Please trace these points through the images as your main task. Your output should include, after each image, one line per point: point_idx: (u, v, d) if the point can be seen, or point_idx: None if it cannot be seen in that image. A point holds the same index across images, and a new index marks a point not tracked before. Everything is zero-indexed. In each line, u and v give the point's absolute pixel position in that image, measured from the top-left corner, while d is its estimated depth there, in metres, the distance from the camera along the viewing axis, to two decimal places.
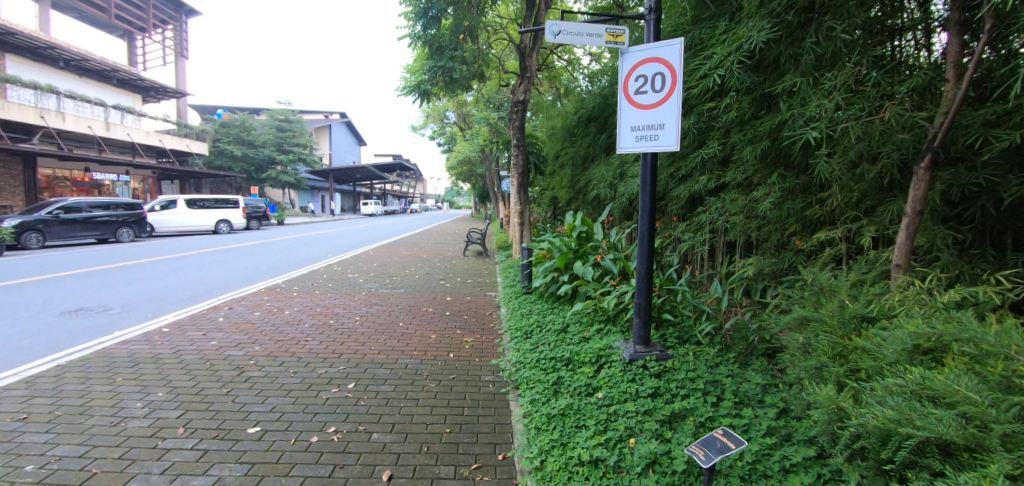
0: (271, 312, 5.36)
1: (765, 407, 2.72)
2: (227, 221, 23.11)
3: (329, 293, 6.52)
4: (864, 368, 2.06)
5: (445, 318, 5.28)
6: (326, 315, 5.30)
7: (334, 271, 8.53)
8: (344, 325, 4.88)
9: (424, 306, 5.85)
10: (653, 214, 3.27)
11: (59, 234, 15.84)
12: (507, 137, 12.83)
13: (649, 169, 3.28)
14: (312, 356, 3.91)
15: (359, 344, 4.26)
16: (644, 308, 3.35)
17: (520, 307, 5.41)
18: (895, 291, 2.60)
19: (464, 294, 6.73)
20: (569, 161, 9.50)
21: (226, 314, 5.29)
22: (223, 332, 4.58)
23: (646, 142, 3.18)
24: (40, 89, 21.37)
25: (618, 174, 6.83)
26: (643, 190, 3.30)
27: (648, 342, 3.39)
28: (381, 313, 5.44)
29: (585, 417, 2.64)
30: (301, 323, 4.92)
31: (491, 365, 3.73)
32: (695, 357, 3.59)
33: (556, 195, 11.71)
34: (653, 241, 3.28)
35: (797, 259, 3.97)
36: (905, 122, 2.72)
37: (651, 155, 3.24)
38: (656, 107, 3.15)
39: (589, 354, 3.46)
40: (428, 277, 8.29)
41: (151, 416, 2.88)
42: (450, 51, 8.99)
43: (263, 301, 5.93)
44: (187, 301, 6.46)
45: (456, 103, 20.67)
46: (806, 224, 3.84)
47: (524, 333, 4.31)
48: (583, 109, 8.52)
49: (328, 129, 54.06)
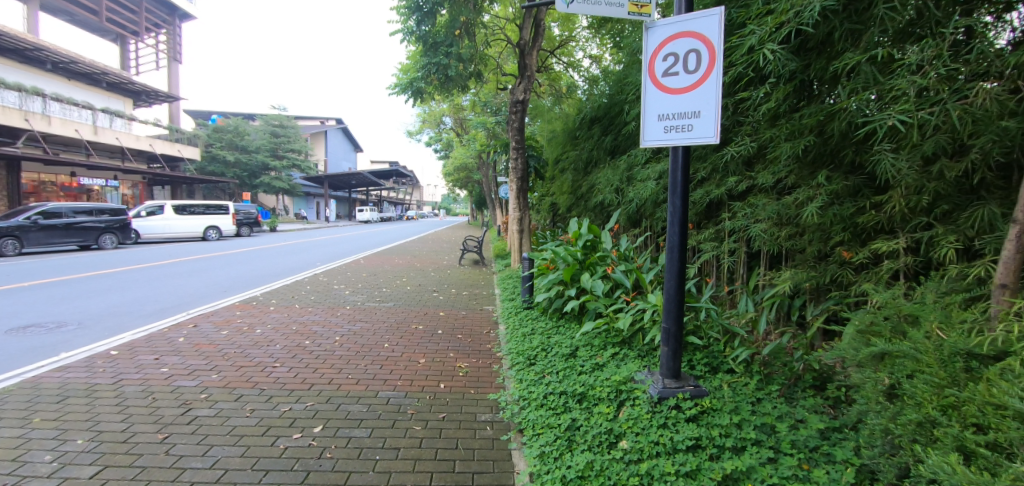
0: (241, 331, 4.74)
1: (835, 465, 2.14)
2: (216, 228, 22.40)
3: (310, 308, 5.90)
4: (1009, 437, 1.48)
5: (437, 337, 4.69)
6: (303, 334, 4.68)
7: (319, 282, 7.91)
8: (321, 347, 4.27)
9: (413, 323, 5.24)
10: (684, 223, 2.70)
11: (37, 240, 15.16)
12: (505, 140, 12.33)
13: (681, 165, 2.70)
14: (277, 388, 3.30)
15: (335, 371, 3.67)
16: (669, 338, 2.77)
17: (522, 325, 4.80)
18: (1007, 320, 2.03)
19: (458, 309, 6.12)
20: (570, 166, 8.99)
21: (188, 333, 4.65)
22: (179, 357, 3.96)
23: (678, 134, 2.63)
24: (24, 91, 20.70)
25: (626, 178, 6.26)
26: (672, 191, 2.72)
27: (679, 376, 2.79)
28: (365, 331, 4.83)
29: (610, 482, 2.06)
30: (272, 344, 4.30)
31: (488, 401, 3.13)
32: (733, 392, 3.01)
33: (556, 202, 11.14)
34: (685, 256, 2.69)
35: (843, 273, 3.42)
36: (1007, 106, 2.18)
37: (682, 150, 2.68)
38: (689, 92, 2.60)
39: (606, 389, 2.87)
40: (421, 288, 7.68)
41: (55, 477, 2.27)
42: (446, 48, 8.44)
43: (233, 317, 5.29)
44: (151, 316, 5.80)
45: (453, 107, 20.21)
46: (858, 234, 3.28)
47: (527, 359, 3.71)
48: (587, 109, 7.99)
49: (323, 135, 53.52)
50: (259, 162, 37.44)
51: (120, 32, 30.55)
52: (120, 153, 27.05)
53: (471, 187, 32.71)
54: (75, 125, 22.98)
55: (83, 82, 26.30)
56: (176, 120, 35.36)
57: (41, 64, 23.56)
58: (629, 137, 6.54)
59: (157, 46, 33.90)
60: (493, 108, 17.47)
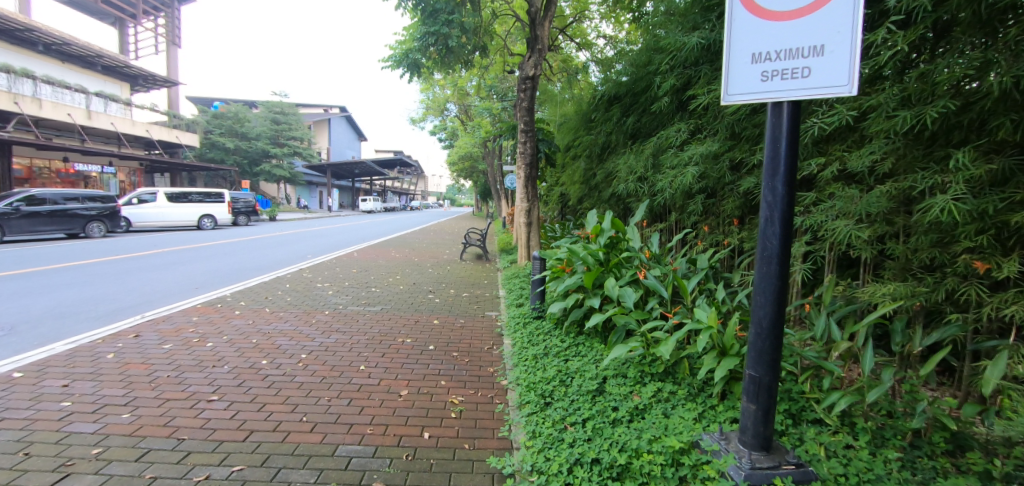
0: (187, 345, 3.86)
1: None
2: (211, 216, 21.58)
3: (281, 312, 5.03)
4: None
5: (427, 356, 3.78)
6: (263, 350, 3.81)
7: (302, 279, 7.04)
8: (278, 370, 3.36)
9: (400, 335, 4.34)
10: (789, 218, 1.75)
11: (21, 227, 14.41)
12: (512, 124, 11.34)
13: (788, 130, 1.74)
14: (204, 439, 2.43)
15: (289, 409, 2.78)
16: (758, 392, 1.83)
17: (531, 343, 3.88)
18: None
19: (456, 316, 5.21)
20: (583, 152, 8.03)
21: (121, 348, 3.79)
22: (95, 384, 3.10)
23: (784, 83, 1.71)
24: (13, 73, 19.81)
25: (654, 163, 5.29)
26: (772, 169, 1.77)
27: (770, 446, 1.88)
28: (340, 346, 3.95)
29: None
30: (219, 365, 3.42)
31: (487, 466, 2.23)
32: (837, 465, 2.12)
33: (567, 193, 10.17)
34: (787, 270, 1.75)
35: (977, 290, 2.51)
36: None
37: (788, 106, 1.74)
38: (806, 14, 1.66)
39: (660, 460, 1.99)
40: (416, 288, 6.77)
41: None
42: (446, 16, 7.40)
43: (186, 325, 4.42)
44: (96, 321, 4.93)
45: (457, 93, 19.14)
46: (1003, 238, 2.37)
47: (541, 396, 2.80)
48: (606, 87, 6.97)
49: (327, 123, 52.69)
50: (259, 150, 36.49)
51: (118, 14, 29.52)
52: (116, 139, 26.35)
53: (476, 178, 31.78)
54: (67, 109, 22.12)
55: (77, 64, 25.34)
56: (175, 105, 34.43)
57: (33, 46, 22.66)
58: (659, 116, 5.55)
59: (156, 29, 32.88)
60: (499, 93, 16.53)
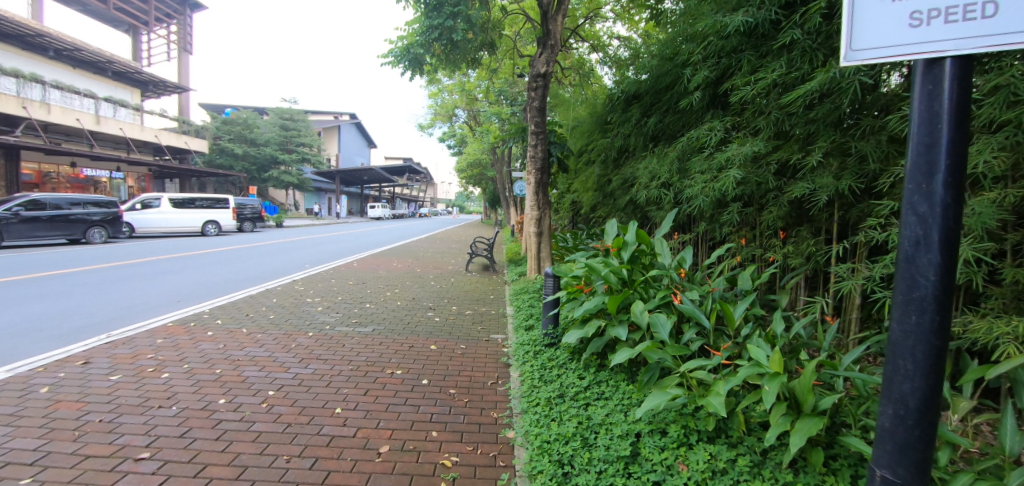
0: (139, 376, 3.28)
1: None
2: (215, 223, 21.29)
3: (259, 333, 4.45)
4: None
5: (418, 394, 3.17)
6: (225, 383, 3.21)
7: (291, 293, 6.46)
8: (236, 413, 2.77)
9: (389, 364, 3.73)
10: (955, 241, 1.11)
11: (20, 233, 14.05)
12: (522, 127, 10.76)
13: (951, 104, 1.10)
14: None
15: (234, 475, 2.16)
16: None
17: (543, 379, 3.26)
18: None
19: (455, 339, 4.60)
20: (598, 157, 7.41)
21: (59, 380, 3.21)
22: (8, 431, 2.52)
23: (949, 27, 1.07)
24: (22, 78, 19.69)
25: (680, 167, 4.65)
26: (922, 166, 1.14)
27: None
28: (316, 379, 3.35)
29: None
30: (167, 406, 2.84)
31: None
32: None
33: (579, 200, 9.56)
34: (951, 323, 1.12)
35: None
36: None
37: (953, 64, 1.10)
38: None
39: None
40: (414, 304, 6.18)
41: None
42: (451, 8, 6.84)
43: (147, 350, 3.85)
44: (53, 340, 4.39)
45: (466, 98, 18.67)
46: None
47: (558, 463, 2.18)
48: (623, 85, 6.36)
49: (336, 130, 52.74)
50: (267, 156, 36.41)
51: (130, 21, 29.54)
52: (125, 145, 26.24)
53: (484, 186, 31.30)
54: (75, 114, 21.95)
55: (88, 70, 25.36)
56: (185, 111, 34.43)
57: (43, 52, 22.65)
58: (686, 115, 4.94)
59: (168, 36, 33.03)
60: (508, 98, 16.02)
